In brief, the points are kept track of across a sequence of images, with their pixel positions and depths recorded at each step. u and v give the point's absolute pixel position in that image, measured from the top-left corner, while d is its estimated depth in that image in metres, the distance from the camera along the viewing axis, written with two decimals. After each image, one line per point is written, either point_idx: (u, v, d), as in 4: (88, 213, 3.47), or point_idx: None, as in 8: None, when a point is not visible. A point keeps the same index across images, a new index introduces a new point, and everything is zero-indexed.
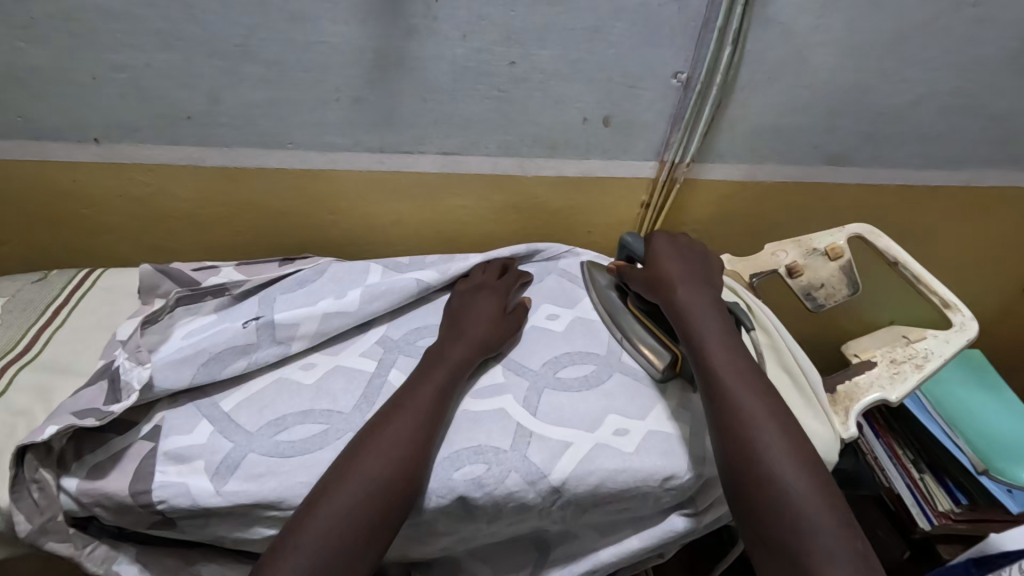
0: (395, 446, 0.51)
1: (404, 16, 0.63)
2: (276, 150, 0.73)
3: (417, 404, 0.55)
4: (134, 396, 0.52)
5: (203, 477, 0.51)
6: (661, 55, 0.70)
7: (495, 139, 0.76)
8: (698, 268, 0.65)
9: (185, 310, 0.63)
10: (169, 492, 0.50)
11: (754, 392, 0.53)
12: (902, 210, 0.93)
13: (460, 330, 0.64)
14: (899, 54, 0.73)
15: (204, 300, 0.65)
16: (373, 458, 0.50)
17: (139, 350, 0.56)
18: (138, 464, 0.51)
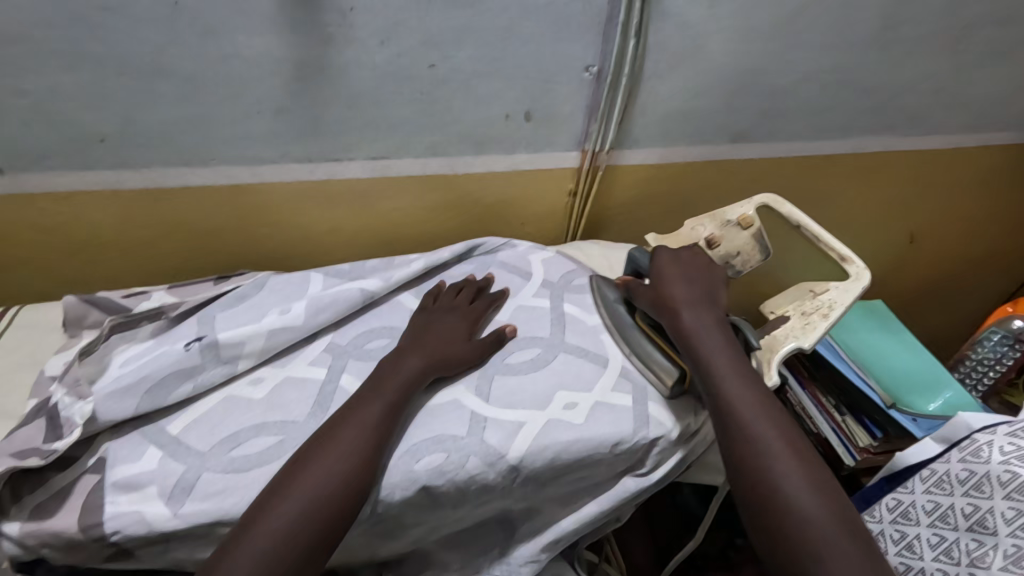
0: (336, 456, 0.52)
1: (320, 26, 0.64)
2: (199, 167, 0.72)
3: (363, 418, 0.54)
4: (77, 431, 0.51)
5: (158, 502, 0.50)
6: (573, 51, 0.74)
7: (422, 141, 0.77)
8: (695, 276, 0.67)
9: (121, 337, 0.61)
10: (122, 522, 0.49)
11: (771, 421, 0.55)
12: (802, 179, 1.02)
13: (416, 348, 0.63)
14: (782, 39, 0.81)
15: (139, 326, 0.63)
16: (315, 471, 0.50)
17: (79, 384, 0.54)
18: (85, 498, 0.50)
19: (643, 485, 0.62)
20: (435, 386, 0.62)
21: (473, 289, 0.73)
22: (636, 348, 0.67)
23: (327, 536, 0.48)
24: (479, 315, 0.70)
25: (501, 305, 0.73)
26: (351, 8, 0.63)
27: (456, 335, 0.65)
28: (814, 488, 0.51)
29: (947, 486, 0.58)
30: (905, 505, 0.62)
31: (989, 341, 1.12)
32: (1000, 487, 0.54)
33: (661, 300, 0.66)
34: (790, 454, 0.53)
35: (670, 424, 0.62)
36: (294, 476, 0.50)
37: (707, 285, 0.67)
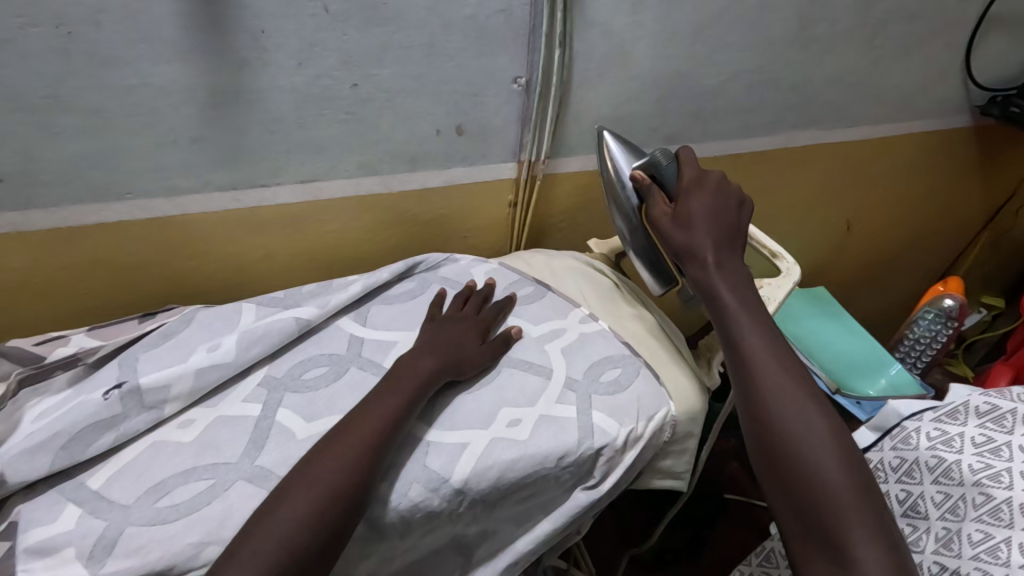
0: (353, 446, 0.52)
1: (231, 50, 0.62)
2: (114, 202, 0.68)
3: (368, 425, 0.54)
4: None
5: (76, 564, 0.48)
6: (498, 63, 0.74)
7: (353, 161, 0.76)
8: (725, 224, 0.63)
9: (32, 391, 0.58)
10: None
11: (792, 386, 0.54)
12: (738, 175, 1.04)
13: (431, 349, 0.63)
14: (705, 41, 0.82)
15: (53, 375, 0.59)
16: (324, 463, 0.51)
17: None
18: None
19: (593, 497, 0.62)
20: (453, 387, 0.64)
21: (479, 296, 0.73)
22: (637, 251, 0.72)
23: (335, 535, 0.48)
24: (490, 321, 0.70)
25: (507, 312, 0.73)
26: (262, 31, 0.61)
27: (470, 341, 0.66)
28: (826, 434, 0.51)
29: (882, 475, 0.61)
30: None
31: (925, 320, 1.17)
32: (927, 472, 0.58)
33: (689, 252, 0.62)
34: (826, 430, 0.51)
35: (615, 433, 0.61)
36: (310, 473, 0.50)
37: (732, 232, 0.63)
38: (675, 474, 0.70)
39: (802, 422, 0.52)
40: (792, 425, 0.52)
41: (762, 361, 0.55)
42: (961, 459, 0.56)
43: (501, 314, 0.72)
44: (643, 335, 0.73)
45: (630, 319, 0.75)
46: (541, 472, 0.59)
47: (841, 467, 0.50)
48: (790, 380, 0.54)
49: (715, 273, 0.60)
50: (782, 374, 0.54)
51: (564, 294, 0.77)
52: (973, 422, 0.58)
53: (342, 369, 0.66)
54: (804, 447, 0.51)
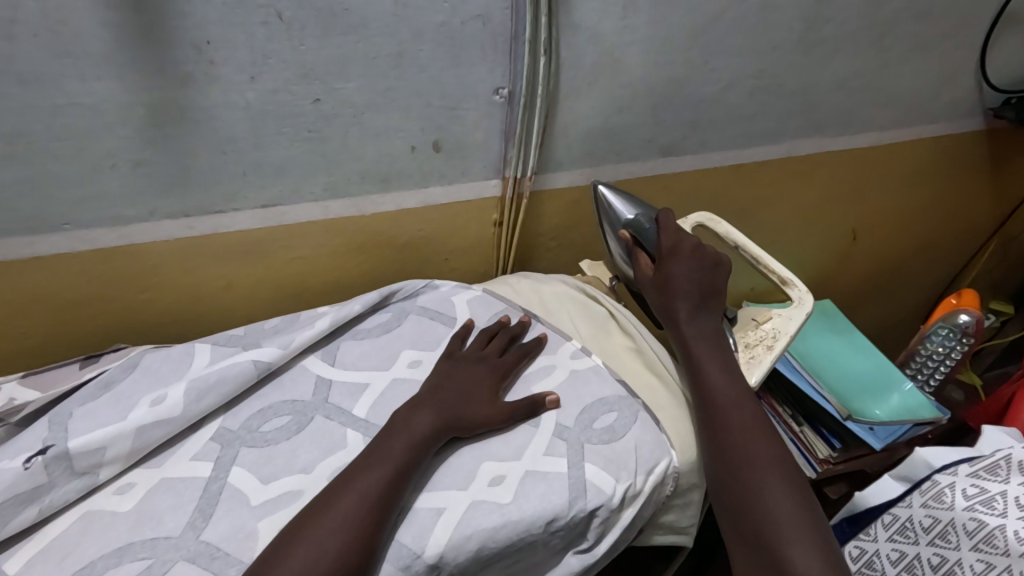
0: (340, 525, 0.46)
1: (172, 64, 0.55)
2: (48, 234, 0.61)
3: (364, 485, 0.49)
4: None
5: None
6: (477, 74, 0.67)
7: (318, 182, 0.69)
8: (704, 285, 0.64)
9: None
10: None
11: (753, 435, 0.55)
12: (740, 186, 0.97)
13: (430, 404, 0.57)
14: (704, 45, 0.76)
15: None
16: (304, 548, 0.45)
17: None
18: None
19: (587, 562, 0.55)
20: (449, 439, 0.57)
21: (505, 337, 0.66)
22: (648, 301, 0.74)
23: None
24: (506, 372, 0.63)
25: (534, 359, 0.66)
26: (207, 41, 0.54)
27: (480, 398, 0.59)
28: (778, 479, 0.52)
29: (911, 535, 0.52)
30: (868, 554, 0.56)
31: (938, 336, 1.10)
32: (966, 536, 0.49)
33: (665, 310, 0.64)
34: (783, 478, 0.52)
35: (611, 490, 0.55)
36: (291, 557, 0.44)
37: (710, 288, 0.65)
38: (678, 527, 0.63)
39: (758, 468, 0.53)
40: (749, 470, 0.53)
41: (726, 410, 0.57)
42: (1006, 525, 0.46)
43: (521, 361, 0.65)
44: (643, 372, 0.66)
45: (626, 355, 0.68)
46: (526, 540, 0.52)
47: (795, 512, 0.50)
48: (752, 430, 0.55)
49: (687, 328, 0.62)
50: (745, 424, 0.56)
51: (554, 326, 0.71)
52: (1020, 480, 0.48)
53: (306, 419, 0.59)
54: (760, 493, 0.52)
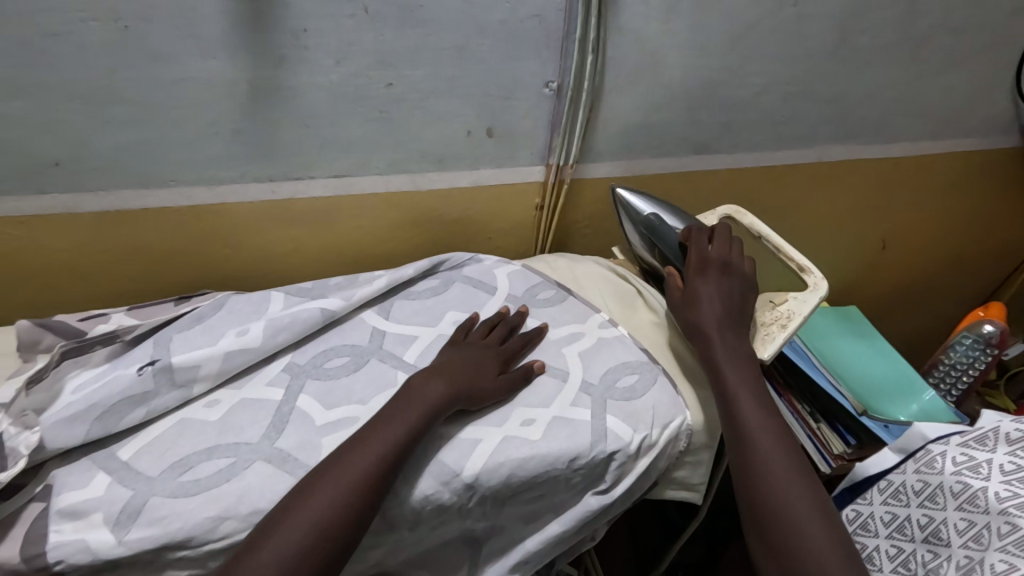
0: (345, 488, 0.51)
1: (274, 47, 0.64)
2: (157, 189, 0.72)
3: (372, 450, 0.53)
4: (20, 462, 0.50)
5: (103, 530, 0.50)
6: (530, 68, 0.75)
7: (384, 159, 0.77)
8: (732, 307, 0.67)
9: (72, 363, 0.61)
10: (64, 552, 0.48)
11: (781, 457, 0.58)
12: (770, 187, 1.02)
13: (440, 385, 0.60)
14: (739, 51, 0.82)
15: (92, 351, 0.62)
16: (313, 505, 0.50)
17: (25, 415, 0.53)
18: (29, 527, 0.50)
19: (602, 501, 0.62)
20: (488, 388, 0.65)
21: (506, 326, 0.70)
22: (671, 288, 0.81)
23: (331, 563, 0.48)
24: (508, 354, 0.67)
25: (534, 344, 0.70)
26: (304, 29, 0.64)
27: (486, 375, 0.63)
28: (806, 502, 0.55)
29: (903, 498, 0.58)
30: (864, 516, 0.61)
31: (962, 345, 1.13)
32: (951, 498, 0.53)
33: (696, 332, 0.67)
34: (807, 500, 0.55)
35: (629, 438, 0.61)
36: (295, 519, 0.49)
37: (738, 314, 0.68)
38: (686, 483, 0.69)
39: (785, 491, 0.56)
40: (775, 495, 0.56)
41: (755, 435, 0.60)
42: (988, 487, 0.51)
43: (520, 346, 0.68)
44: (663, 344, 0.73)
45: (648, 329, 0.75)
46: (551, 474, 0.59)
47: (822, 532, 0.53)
48: (779, 454, 0.58)
49: (718, 351, 0.65)
50: (774, 449, 0.59)
51: (584, 299, 0.78)
52: (1006, 449, 0.52)
53: (363, 360, 0.68)
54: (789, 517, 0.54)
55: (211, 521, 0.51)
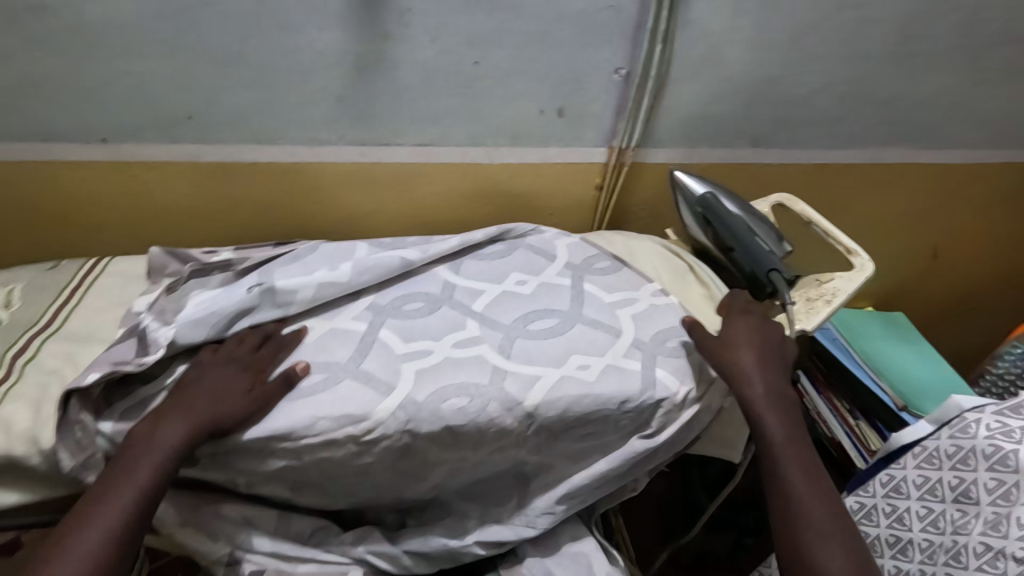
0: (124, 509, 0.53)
1: (381, 23, 0.73)
2: (266, 145, 0.81)
3: (124, 492, 0.53)
4: (161, 348, 0.61)
5: None
6: (603, 54, 0.82)
7: (463, 131, 0.86)
8: (772, 352, 0.68)
9: (197, 281, 0.71)
10: None
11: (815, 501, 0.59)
12: (821, 186, 1.06)
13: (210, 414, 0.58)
14: (801, 48, 0.87)
15: (212, 274, 0.72)
16: (103, 516, 0.52)
17: (163, 312, 0.65)
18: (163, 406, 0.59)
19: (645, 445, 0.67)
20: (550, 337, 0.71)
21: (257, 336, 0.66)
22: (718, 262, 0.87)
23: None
24: (265, 364, 0.64)
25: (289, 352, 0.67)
26: (408, 9, 0.73)
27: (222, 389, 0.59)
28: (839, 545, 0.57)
29: (937, 461, 0.62)
30: (896, 480, 0.65)
31: (1010, 355, 1.13)
32: (983, 459, 0.58)
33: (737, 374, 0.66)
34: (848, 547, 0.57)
35: (676, 389, 0.67)
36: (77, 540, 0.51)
37: (777, 358, 0.68)
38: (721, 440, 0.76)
39: (827, 541, 0.57)
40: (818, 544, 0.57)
41: (795, 484, 0.60)
42: (1020, 449, 0.55)
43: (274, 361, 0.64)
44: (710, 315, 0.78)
45: (698, 301, 0.80)
46: (602, 413, 0.65)
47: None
48: (820, 503, 0.59)
49: (759, 394, 0.64)
50: (812, 497, 0.60)
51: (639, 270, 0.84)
52: None
53: (437, 305, 0.75)
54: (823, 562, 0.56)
55: (308, 420, 0.59)
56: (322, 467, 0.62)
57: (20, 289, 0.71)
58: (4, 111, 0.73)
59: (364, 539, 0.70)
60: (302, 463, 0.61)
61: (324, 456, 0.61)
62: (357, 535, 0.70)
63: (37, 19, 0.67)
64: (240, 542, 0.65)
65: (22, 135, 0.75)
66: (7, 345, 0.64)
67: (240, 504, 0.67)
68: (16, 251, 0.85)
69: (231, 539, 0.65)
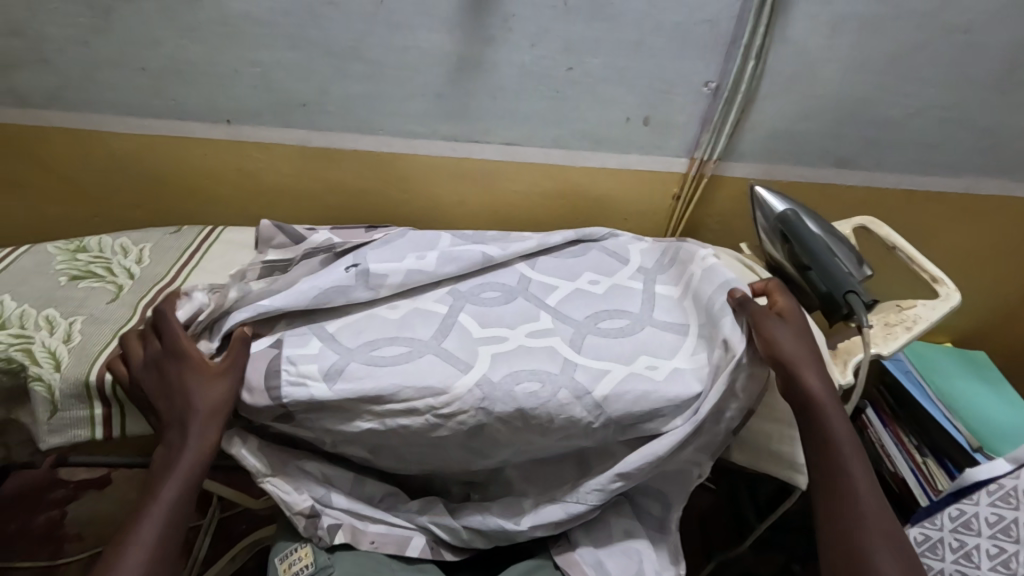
0: (162, 520, 0.56)
1: (486, 28, 0.78)
2: (368, 135, 0.88)
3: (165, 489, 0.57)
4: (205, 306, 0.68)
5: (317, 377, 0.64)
6: (694, 67, 0.83)
7: (549, 133, 0.89)
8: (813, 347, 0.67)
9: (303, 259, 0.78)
10: (294, 389, 0.63)
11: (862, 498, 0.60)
12: (907, 212, 1.03)
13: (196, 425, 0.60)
14: (898, 71, 0.85)
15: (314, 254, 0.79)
16: (140, 533, 0.55)
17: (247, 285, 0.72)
18: (267, 363, 0.65)
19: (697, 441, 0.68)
20: (620, 337, 0.74)
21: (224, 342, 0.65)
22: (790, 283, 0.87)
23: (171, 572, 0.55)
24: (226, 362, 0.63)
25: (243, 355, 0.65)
26: (511, 15, 0.77)
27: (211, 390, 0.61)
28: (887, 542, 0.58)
29: (1013, 501, 0.68)
30: (967, 515, 0.70)
31: None
32: None
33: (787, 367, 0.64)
34: (899, 548, 0.57)
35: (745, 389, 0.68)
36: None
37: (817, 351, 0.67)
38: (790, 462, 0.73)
39: (876, 539, 0.58)
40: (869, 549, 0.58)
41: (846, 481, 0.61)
42: None
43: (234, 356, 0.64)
44: None
45: None
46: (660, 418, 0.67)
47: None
48: (870, 504, 0.60)
49: (807, 384, 0.64)
50: (860, 495, 0.60)
51: None
52: None
53: (513, 296, 0.79)
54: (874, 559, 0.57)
55: (392, 388, 0.64)
56: (401, 436, 0.67)
57: (148, 249, 0.80)
58: (148, 90, 0.82)
59: (427, 510, 0.74)
60: (385, 428, 0.66)
61: (404, 423, 0.65)
62: (420, 505, 0.74)
63: (187, 11, 0.75)
64: (320, 495, 0.71)
65: (160, 113, 0.84)
66: (138, 296, 0.72)
67: (320, 462, 0.73)
68: (140, 216, 0.95)
69: (312, 493, 0.71)
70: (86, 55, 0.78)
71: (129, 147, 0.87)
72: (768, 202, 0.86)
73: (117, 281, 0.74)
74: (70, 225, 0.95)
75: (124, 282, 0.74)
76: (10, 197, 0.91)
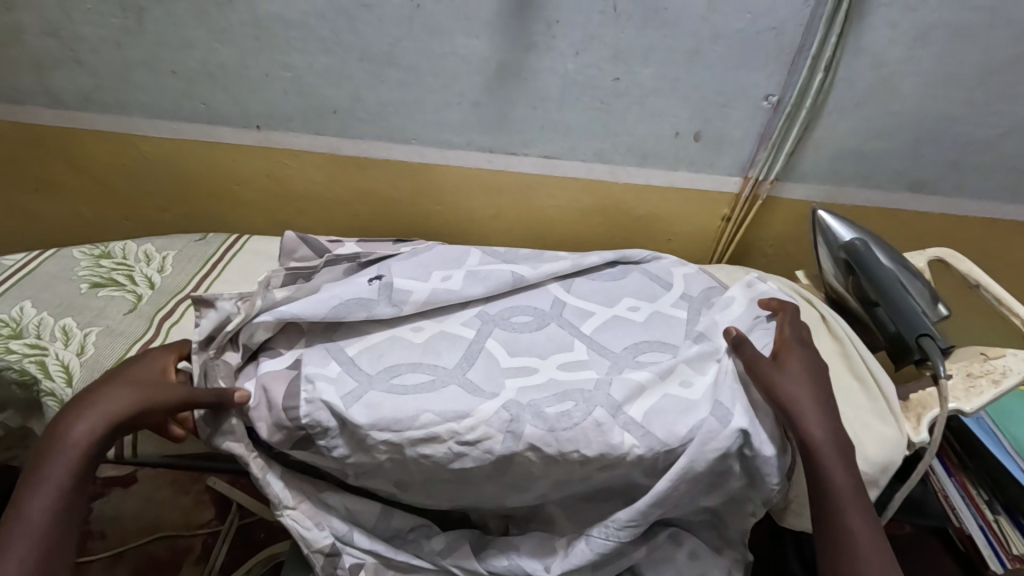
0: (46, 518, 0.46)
1: (528, 34, 0.73)
2: (401, 144, 0.84)
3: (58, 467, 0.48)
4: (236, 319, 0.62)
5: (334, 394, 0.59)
6: (755, 79, 0.76)
7: (591, 147, 0.83)
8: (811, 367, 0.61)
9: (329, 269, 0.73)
10: (314, 408, 0.58)
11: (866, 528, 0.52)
12: (988, 243, 0.92)
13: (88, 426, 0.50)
14: (989, 87, 0.76)
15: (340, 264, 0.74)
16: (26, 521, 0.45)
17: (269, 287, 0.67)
18: (288, 384, 0.60)
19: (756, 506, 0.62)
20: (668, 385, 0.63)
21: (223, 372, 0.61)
22: (858, 318, 0.78)
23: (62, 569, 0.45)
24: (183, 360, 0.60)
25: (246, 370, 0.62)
26: (557, 21, 0.71)
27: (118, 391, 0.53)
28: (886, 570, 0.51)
29: None
30: None
31: None
32: None
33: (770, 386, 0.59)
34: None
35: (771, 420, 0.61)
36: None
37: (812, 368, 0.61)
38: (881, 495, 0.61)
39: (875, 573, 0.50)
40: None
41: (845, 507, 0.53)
42: None
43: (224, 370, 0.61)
44: (844, 372, 0.69)
45: (834, 356, 0.71)
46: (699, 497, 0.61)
47: None
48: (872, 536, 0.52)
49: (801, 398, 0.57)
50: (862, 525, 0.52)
51: None
52: None
53: (546, 321, 0.72)
54: None
55: (412, 412, 0.58)
56: (422, 468, 0.59)
57: (171, 257, 0.78)
58: (180, 93, 0.80)
59: (452, 550, 0.65)
60: (404, 459, 0.59)
61: (424, 452, 0.58)
62: (446, 544, 0.65)
63: (219, 14, 0.73)
64: (342, 533, 0.63)
65: (190, 117, 0.82)
66: (156, 307, 0.70)
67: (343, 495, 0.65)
68: (168, 220, 0.93)
69: (334, 527, 0.63)
70: (119, 56, 0.77)
71: (159, 150, 0.86)
72: (833, 232, 0.78)
73: (136, 291, 0.72)
74: (101, 227, 0.94)
75: (144, 292, 0.72)
76: (43, 198, 0.91)
